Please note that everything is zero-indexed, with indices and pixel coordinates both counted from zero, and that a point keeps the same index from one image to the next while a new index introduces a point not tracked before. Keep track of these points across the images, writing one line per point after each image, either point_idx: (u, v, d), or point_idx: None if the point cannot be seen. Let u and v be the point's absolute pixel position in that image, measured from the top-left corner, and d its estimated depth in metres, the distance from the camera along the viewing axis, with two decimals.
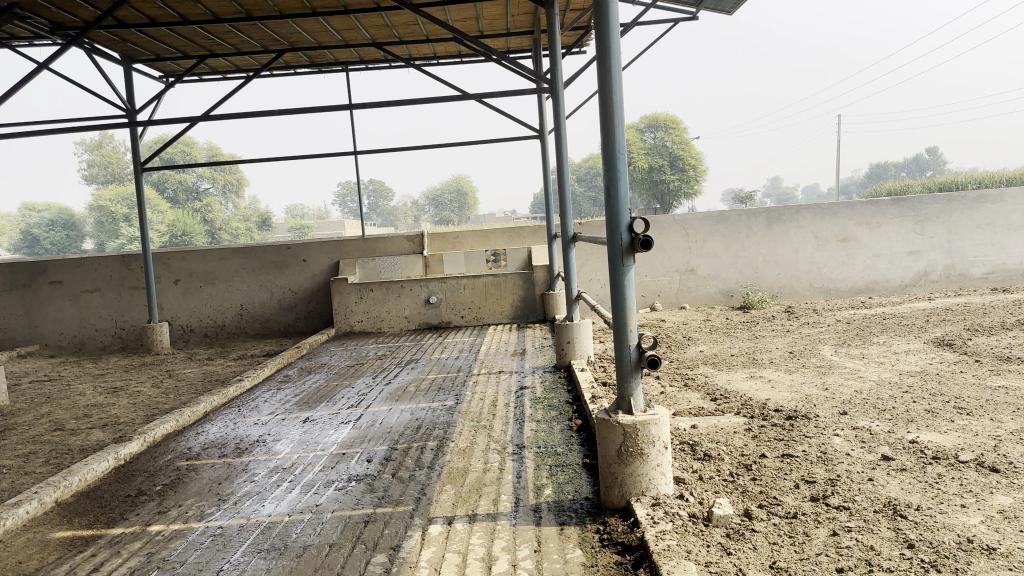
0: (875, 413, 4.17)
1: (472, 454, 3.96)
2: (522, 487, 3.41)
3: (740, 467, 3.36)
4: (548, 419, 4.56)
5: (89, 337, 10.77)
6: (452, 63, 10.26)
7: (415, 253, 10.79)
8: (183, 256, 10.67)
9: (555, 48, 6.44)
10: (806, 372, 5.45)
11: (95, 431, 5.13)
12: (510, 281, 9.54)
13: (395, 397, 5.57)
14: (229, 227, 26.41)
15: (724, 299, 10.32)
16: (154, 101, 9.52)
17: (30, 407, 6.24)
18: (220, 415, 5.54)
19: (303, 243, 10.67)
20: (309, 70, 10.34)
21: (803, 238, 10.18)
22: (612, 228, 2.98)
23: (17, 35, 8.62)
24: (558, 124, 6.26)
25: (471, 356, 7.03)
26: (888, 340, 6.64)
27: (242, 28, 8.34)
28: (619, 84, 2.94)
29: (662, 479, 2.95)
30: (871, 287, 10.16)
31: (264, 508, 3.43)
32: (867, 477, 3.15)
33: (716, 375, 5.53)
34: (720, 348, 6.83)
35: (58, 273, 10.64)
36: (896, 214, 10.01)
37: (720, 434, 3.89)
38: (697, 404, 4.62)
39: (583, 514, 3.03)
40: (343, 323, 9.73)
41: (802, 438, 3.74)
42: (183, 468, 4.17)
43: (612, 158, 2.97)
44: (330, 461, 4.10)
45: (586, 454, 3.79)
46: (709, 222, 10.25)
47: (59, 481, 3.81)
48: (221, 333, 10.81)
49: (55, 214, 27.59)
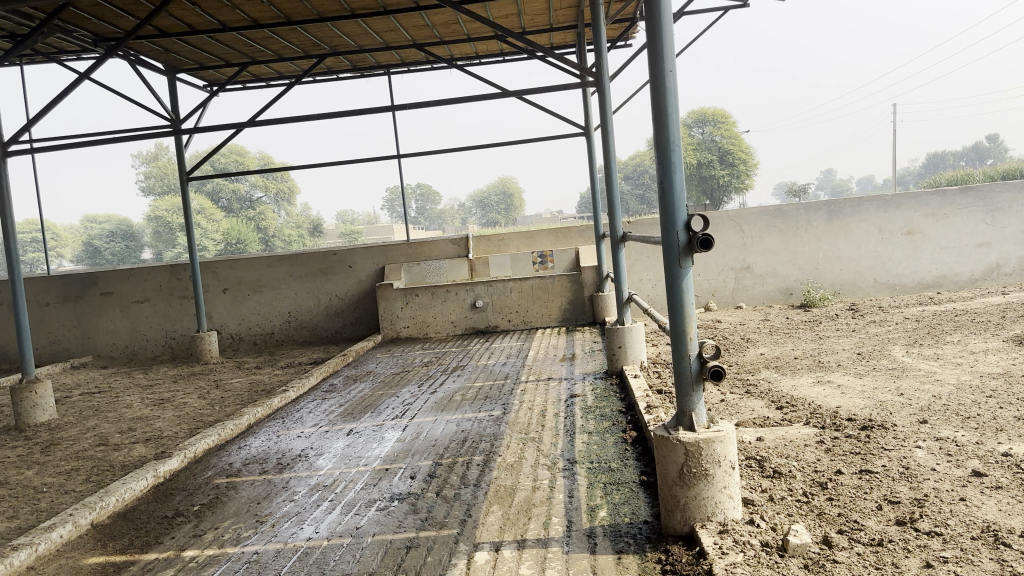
0: (959, 422, 3.81)
1: (521, 470, 3.73)
2: (574, 509, 3.16)
3: (815, 486, 3.07)
4: (601, 430, 4.31)
5: (140, 347, 10.86)
6: (494, 62, 10.10)
7: (460, 256, 10.61)
8: (231, 264, 10.67)
9: (600, 41, 6.17)
10: (878, 376, 5.08)
11: (138, 446, 5.04)
12: (558, 283, 9.29)
13: (441, 407, 5.37)
14: (281, 235, 26.55)
15: (783, 297, 9.90)
16: (199, 110, 9.53)
17: (78, 421, 6.22)
18: (264, 427, 5.40)
19: (348, 249, 10.58)
20: (351, 75, 10.27)
21: (866, 232, 9.71)
22: (667, 228, 2.72)
23: (64, 49, 8.71)
24: (605, 120, 5.99)
25: (519, 362, 6.80)
26: (964, 339, 6.19)
27: (282, 33, 8.26)
28: (672, 72, 2.68)
29: (730, 502, 2.67)
30: (940, 281, 9.65)
31: (302, 531, 3.26)
32: (958, 497, 2.83)
33: (780, 381, 5.19)
34: (782, 351, 6.47)
35: (109, 284, 10.76)
36: (965, 204, 9.50)
37: (789, 448, 3.59)
38: (761, 414, 4.31)
39: (643, 541, 2.77)
40: (389, 329, 9.60)
41: (881, 451, 3.42)
42: (223, 486, 4.04)
43: (666, 151, 2.71)
44: (372, 478, 3.91)
45: (643, 471, 3.53)
46: (766, 217, 9.84)
47: (95, 502, 3.69)
48: (269, 340, 10.79)
49: (114, 224, 28.22)
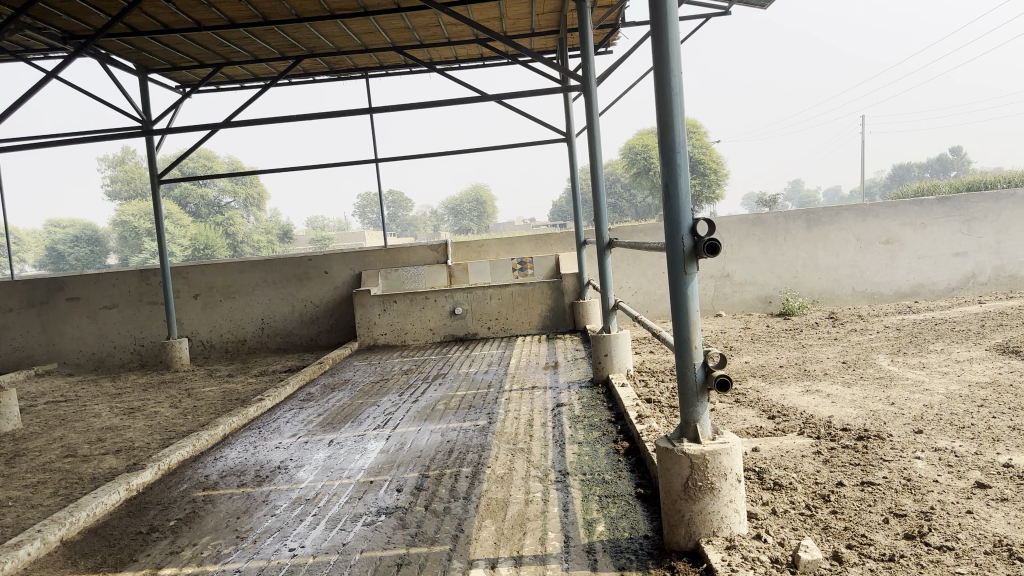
0: (955, 432, 3.77)
1: (511, 482, 3.62)
2: (571, 523, 3.05)
3: (817, 499, 2.99)
4: (591, 441, 4.21)
5: (108, 354, 10.56)
6: (474, 67, 10.02)
7: (438, 262, 10.47)
8: (203, 269, 10.44)
9: (587, 46, 6.11)
10: (867, 385, 5.03)
11: (108, 457, 4.85)
12: (538, 290, 9.19)
13: (423, 416, 5.24)
14: (251, 239, 26.15)
15: (763, 306, 9.90)
16: (172, 111, 9.32)
17: (44, 431, 5.98)
18: (240, 438, 5.22)
19: (324, 255, 10.39)
20: (328, 78, 10.12)
21: (844, 240, 9.75)
22: (671, 232, 2.64)
23: (32, 47, 8.47)
24: (591, 123, 5.92)
25: (501, 370, 6.68)
26: (947, 347, 6.20)
27: (259, 33, 8.08)
28: (678, 73, 2.61)
29: (736, 517, 2.58)
30: (917, 290, 9.72)
31: (287, 547, 3.11)
32: (965, 510, 2.77)
33: (769, 390, 5.14)
34: (767, 359, 6.43)
35: (75, 289, 10.46)
36: (941, 214, 9.59)
37: (787, 459, 3.52)
38: (754, 423, 4.24)
39: (645, 557, 2.67)
40: (366, 336, 9.43)
41: (880, 462, 3.36)
42: (200, 500, 3.87)
43: (671, 153, 2.62)
44: (356, 491, 3.77)
45: (639, 483, 3.43)
46: (745, 225, 9.84)
47: (65, 517, 3.52)
48: (241, 348, 10.56)
49: (79, 228, 27.62)
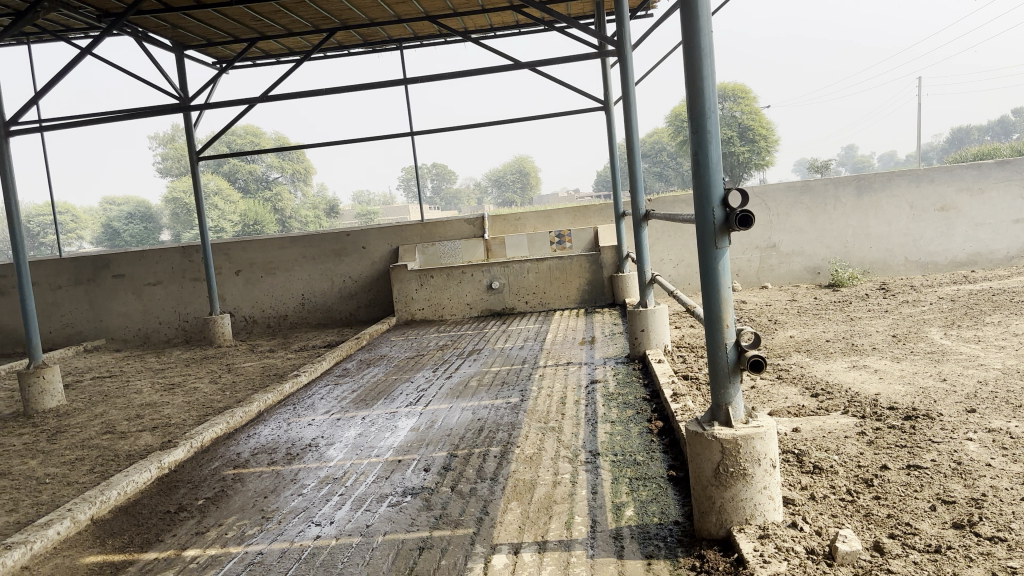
0: (1009, 411, 3.56)
1: (540, 463, 3.52)
2: (598, 507, 2.95)
3: (859, 483, 2.83)
4: (624, 420, 4.09)
5: (153, 329, 10.75)
6: (509, 34, 9.84)
7: (476, 237, 10.38)
8: (244, 246, 10.51)
9: (621, 10, 5.88)
10: (918, 361, 4.80)
11: (145, 434, 4.89)
12: (577, 264, 9.05)
13: (456, 393, 5.17)
14: (298, 216, 26.18)
15: (811, 277, 9.61)
16: (208, 87, 9.35)
17: (87, 407, 6.08)
18: (275, 414, 5.23)
19: (362, 230, 10.38)
20: (363, 50, 10.05)
21: (897, 207, 9.38)
22: (700, 204, 2.48)
23: (71, 27, 8.55)
24: (626, 91, 5.71)
25: (537, 346, 6.58)
26: (1005, 320, 5.89)
27: (290, 7, 8.00)
28: (708, 32, 2.44)
29: (770, 504, 2.45)
30: (975, 259, 9.31)
31: (310, 529, 3.07)
32: (1020, 497, 2.58)
33: (814, 366, 4.95)
34: (813, 333, 6.20)
35: (121, 266, 10.64)
36: (1001, 178, 9.13)
37: (828, 440, 3.35)
38: (796, 402, 4.07)
39: (673, 545, 2.55)
40: (404, 311, 9.40)
41: (929, 444, 3.17)
42: (229, 478, 3.86)
43: (701, 119, 2.45)
44: (384, 470, 3.72)
45: (671, 465, 3.31)
46: (792, 194, 9.53)
47: (95, 496, 3.53)
48: (283, 323, 10.64)
49: (133, 206, 28.15)
